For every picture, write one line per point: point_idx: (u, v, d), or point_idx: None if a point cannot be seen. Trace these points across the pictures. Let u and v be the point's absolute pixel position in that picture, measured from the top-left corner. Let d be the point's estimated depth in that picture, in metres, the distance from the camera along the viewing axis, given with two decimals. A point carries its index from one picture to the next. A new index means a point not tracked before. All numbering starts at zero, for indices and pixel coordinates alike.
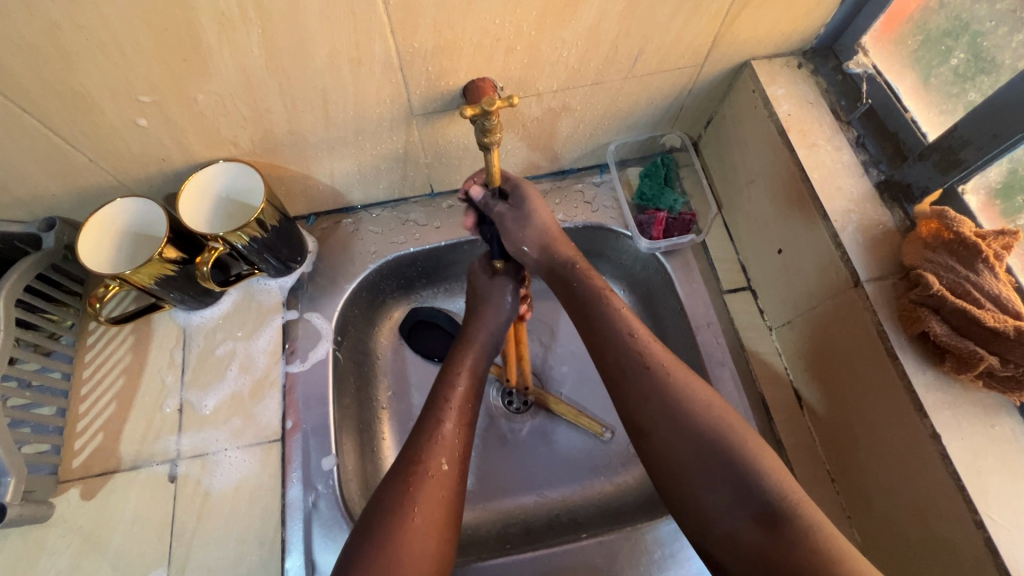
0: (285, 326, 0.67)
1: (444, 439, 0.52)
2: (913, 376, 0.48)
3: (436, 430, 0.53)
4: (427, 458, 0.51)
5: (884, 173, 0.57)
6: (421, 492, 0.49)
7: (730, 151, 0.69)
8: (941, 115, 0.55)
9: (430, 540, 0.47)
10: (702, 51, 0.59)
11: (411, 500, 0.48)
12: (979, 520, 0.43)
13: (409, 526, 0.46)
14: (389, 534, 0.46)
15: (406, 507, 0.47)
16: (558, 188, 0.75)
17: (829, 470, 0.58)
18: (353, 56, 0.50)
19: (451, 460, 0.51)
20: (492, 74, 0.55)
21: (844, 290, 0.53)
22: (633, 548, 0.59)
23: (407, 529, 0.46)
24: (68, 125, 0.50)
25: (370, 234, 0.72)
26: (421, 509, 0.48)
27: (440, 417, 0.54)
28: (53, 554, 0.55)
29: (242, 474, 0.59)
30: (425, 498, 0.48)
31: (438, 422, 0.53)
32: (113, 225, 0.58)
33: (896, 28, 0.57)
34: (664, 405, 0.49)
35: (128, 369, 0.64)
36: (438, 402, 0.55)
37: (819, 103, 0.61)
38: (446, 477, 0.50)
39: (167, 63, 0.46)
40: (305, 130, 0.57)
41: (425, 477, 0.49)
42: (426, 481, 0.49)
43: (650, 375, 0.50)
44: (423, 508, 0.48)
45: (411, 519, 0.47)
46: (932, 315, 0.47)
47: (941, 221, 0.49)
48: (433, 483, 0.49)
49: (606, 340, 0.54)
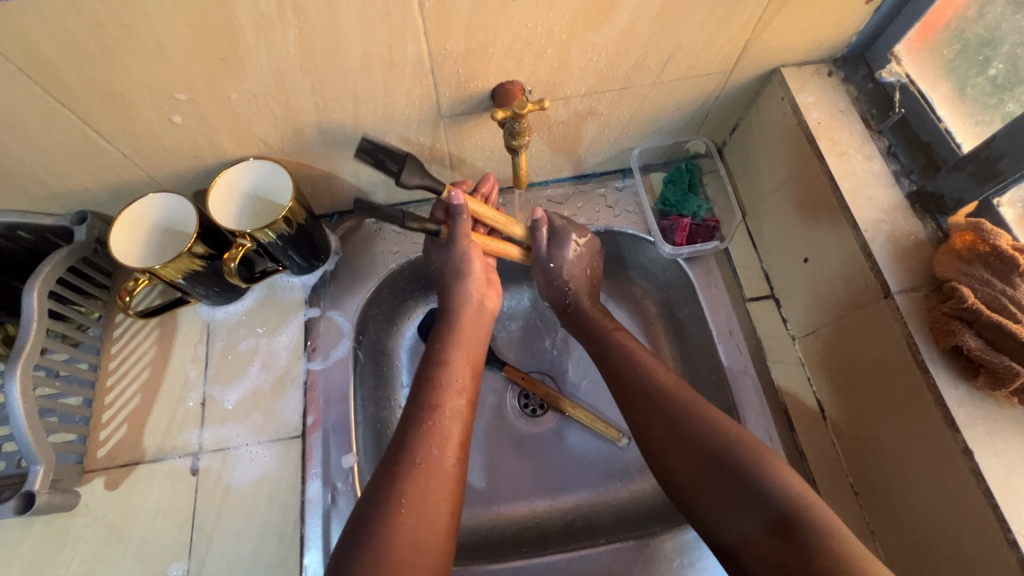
0: (308, 324, 0.67)
1: (434, 425, 0.53)
2: (944, 391, 0.47)
3: (430, 420, 0.53)
4: (415, 446, 0.51)
5: (916, 183, 0.56)
6: (410, 483, 0.49)
7: (755, 157, 0.68)
8: (976, 126, 0.54)
9: (424, 531, 0.47)
10: (732, 58, 0.58)
11: (401, 491, 0.48)
12: (1012, 540, 0.42)
13: (399, 516, 0.47)
14: (381, 523, 0.46)
15: (395, 497, 0.48)
16: (579, 192, 0.75)
17: (852, 483, 0.58)
18: (385, 57, 0.50)
19: (441, 445, 0.52)
20: (522, 77, 0.55)
21: (873, 300, 0.53)
22: (648, 556, 0.58)
23: (396, 522, 0.46)
24: (105, 120, 0.51)
25: (392, 234, 0.73)
26: (409, 498, 0.48)
27: (430, 403, 0.54)
28: (77, 542, 0.56)
29: (263, 469, 0.60)
30: (411, 487, 0.48)
31: (427, 406, 0.54)
32: (144, 220, 0.59)
33: (931, 37, 0.56)
34: (670, 419, 0.53)
35: (153, 362, 0.65)
36: (426, 389, 0.56)
37: (850, 112, 0.60)
38: (436, 463, 0.51)
39: (205, 62, 0.47)
40: (334, 129, 0.58)
41: (415, 468, 0.50)
42: (416, 471, 0.50)
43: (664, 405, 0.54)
44: (410, 501, 0.48)
45: (400, 510, 0.47)
46: (966, 328, 0.46)
47: (976, 234, 0.48)
48: (421, 472, 0.50)
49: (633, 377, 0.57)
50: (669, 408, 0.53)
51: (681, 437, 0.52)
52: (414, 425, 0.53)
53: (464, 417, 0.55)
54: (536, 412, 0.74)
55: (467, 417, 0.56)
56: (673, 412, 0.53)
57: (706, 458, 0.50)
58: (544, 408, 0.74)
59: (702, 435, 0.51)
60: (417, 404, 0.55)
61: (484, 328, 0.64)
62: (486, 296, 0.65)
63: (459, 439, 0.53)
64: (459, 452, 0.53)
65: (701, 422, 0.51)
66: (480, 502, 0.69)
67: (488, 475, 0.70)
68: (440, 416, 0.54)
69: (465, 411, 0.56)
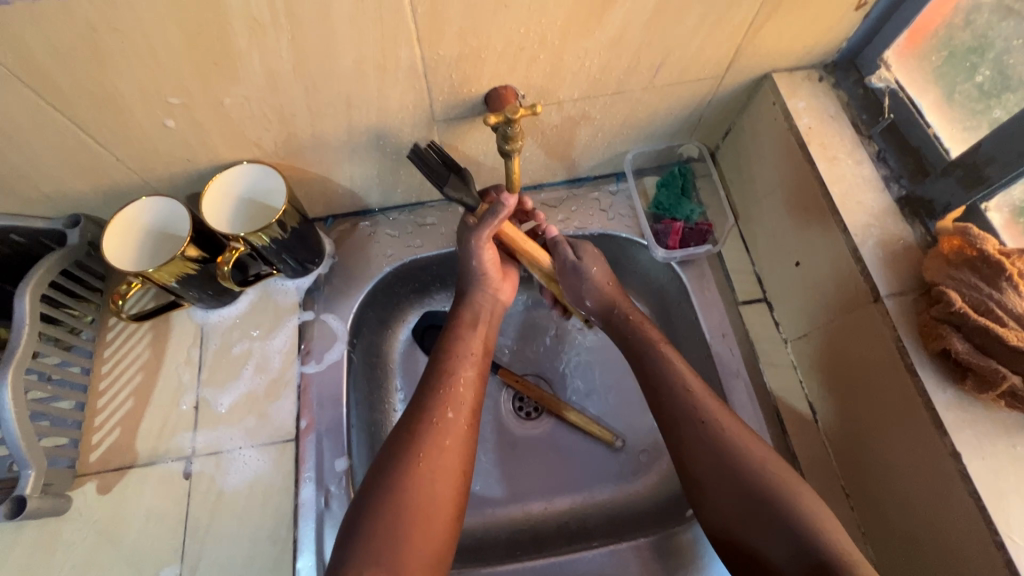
0: (302, 327, 0.67)
1: (449, 390, 0.55)
2: (933, 394, 0.47)
3: (444, 385, 0.55)
4: (431, 408, 0.54)
5: (905, 188, 0.56)
6: (426, 440, 0.51)
7: (748, 161, 0.69)
8: (964, 132, 0.54)
9: (437, 487, 0.50)
10: (724, 63, 0.59)
11: (417, 449, 0.51)
12: (999, 542, 0.42)
13: (414, 472, 0.49)
14: (395, 479, 0.49)
15: (411, 455, 0.50)
16: (573, 196, 0.75)
17: (844, 485, 0.58)
18: (379, 62, 0.50)
19: (455, 408, 0.54)
20: (515, 81, 0.56)
21: (863, 304, 0.53)
22: (641, 559, 0.58)
23: (411, 475, 0.49)
24: (98, 124, 0.51)
25: (387, 237, 0.73)
26: (424, 457, 0.50)
27: (444, 368, 0.57)
28: (69, 547, 0.56)
29: (256, 472, 0.60)
30: (425, 447, 0.51)
31: (442, 372, 0.56)
32: (136, 225, 0.59)
33: (919, 43, 0.57)
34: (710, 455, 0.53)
35: (146, 365, 0.65)
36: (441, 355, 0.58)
37: (840, 117, 0.60)
38: (450, 424, 0.53)
39: (198, 66, 0.47)
40: (328, 133, 0.58)
41: (430, 428, 0.52)
42: (430, 430, 0.52)
43: (716, 465, 0.52)
44: (425, 456, 0.50)
45: (415, 467, 0.50)
46: (954, 332, 0.46)
47: (964, 238, 0.48)
48: (436, 432, 0.52)
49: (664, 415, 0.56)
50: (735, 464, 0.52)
51: (738, 491, 0.51)
52: (428, 387, 0.55)
53: (478, 384, 0.57)
54: (530, 415, 0.74)
55: (480, 387, 0.58)
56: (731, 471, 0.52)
57: (754, 522, 0.50)
58: (538, 411, 0.74)
59: (759, 495, 0.50)
60: (432, 370, 0.57)
61: (500, 309, 0.65)
62: (502, 282, 0.65)
63: (472, 405, 0.55)
64: (472, 419, 0.55)
65: (756, 481, 0.50)
66: (474, 505, 0.69)
67: (483, 478, 0.70)
68: (455, 381, 0.56)
69: (480, 379, 0.58)
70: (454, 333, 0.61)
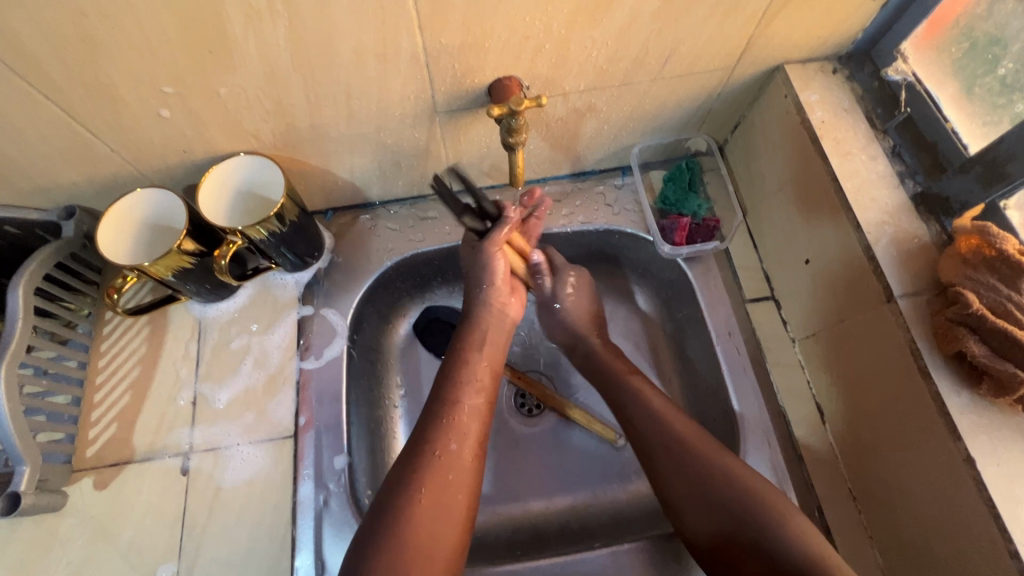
0: (301, 322, 0.66)
1: (453, 418, 0.54)
2: (947, 398, 0.46)
3: (448, 414, 0.54)
4: (434, 437, 0.52)
5: (921, 185, 0.55)
6: (429, 472, 0.50)
7: (758, 155, 0.67)
8: (984, 127, 0.52)
9: (438, 524, 0.48)
10: (735, 55, 0.57)
11: (419, 481, 0.49)
12: (1014, 551, 0.41)
13: (415, 507, 0.48)
14: (396, 512, 0.47)
15: (412, 488, 0.49)
16: (578, 189, 0.73)
17: (851, 488, 0.57)
18: (379, 51, 0.49)
19: (458, 440, 0.52)
20: (520, 72, 0.54)
21: (875, 304, 0.52)
22: (644, 561, 0.57)
23: (414, 510, 0.48)
24: (90, 114, 0.49)
25: (388, 231, 0.72)
26: (426, 490, 0.49)
27: (452, 397, 0.55)
28: (65, 543, 0.56)
29: (254, 470, 0.59)
30: (428, 481, 0.49)
31: (449, 402, 0.55)
32: (131, 217, 0.57)
33: (939, 34, 0.55)
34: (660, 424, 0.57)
35: (143, 360, 0.64)
36: (447, 382, 0.56)
37: (854, 110, 0.59)
38: (453, 457, 0.51)
39: (193, 54, 0.45)
40: (327, 125, 0.57)
41: (433, 459, 0.51)
42: (433, 461, 0.51)
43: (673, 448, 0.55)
44: (429, 490, 0.49)
45: (417, 502, 0.48)
46: (970, 334, 0.45)
47: (983, 237, 0.46)
48: (440, 465, 0.50)
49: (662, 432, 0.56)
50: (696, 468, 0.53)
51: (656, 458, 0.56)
52: (431, 415, 0.54)
53: (484, 414, 0.56)
54: (532, 412, 0.73)
55: (485, 415, 0.56)
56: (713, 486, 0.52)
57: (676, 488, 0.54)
58: (540, 408, 0.73)
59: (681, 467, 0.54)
60: (436, 398, 0.55)
61: (504, 333, 0.63)
62: (509, 302, 0.64)
63: (476, 435, 0.54)
64: (478, 449, 0.53)
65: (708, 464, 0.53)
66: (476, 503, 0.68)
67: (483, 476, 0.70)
68: (460, 411, 0.54)
69: (484, 409, 0.56)
70: (458, 357, 0.59)
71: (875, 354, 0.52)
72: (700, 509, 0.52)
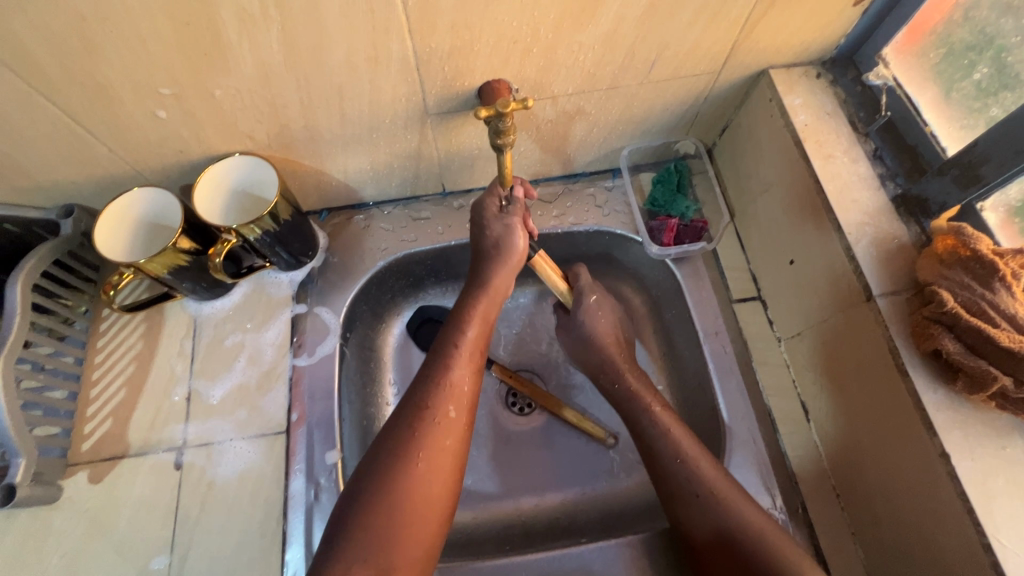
0: (295, 320, 0.67)
1: (453, 386, 0.54)
2: (923, 395, 0.47)
3: (448, 381, 0.54)
4: (435, 402, 0.52)
5: (901, 187, 0.56)
6: (429, 438, 0.50)
7: (744, 158, 0.68)
8: (962, 130, 0.54)
9: (433, 486, 0.49)
10: (720, 59, 0.58)
11: (417, 448, 0.49)
12: (986, 544, 0.42)
13: (414, 470, 0.48)
14: (393, 476, 0.48)
15: (411, 451, 0.49)
16: (569, 191, 0.75)
17: (834, 485, 0.58)
18: (370, 55, 0.50)
19: (457, 407, 0.53)
20: (509, 75, 0.55)
21: (856, 303, 0.53)
22: (629, 556, 0.58)
23: (412, 475, 0.48)
24: (89, 114, 0.51)
25: (381, 231, 0.73)
26: (425, 455, 0.49)
27: (450, 362, 0.55)
28: (60, 535, 0.56)
29: (247, 464, 0.60)
30: (427, 446, 0.50)
31: (448, 367, 0.55)
32: (128, 215, 0.59)
33: (918, 40, 0.56)
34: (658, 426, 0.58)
35: (139, 356, 0.65)
36: (447, 348, 0.56)
37: (837, 114, 0.60)
38: (452, 423, 0.52)
39: (188, 57, 0.47)
40: (320, 126, 0.58)
41: (433, 424, 0.51)
42: (433, 427, 0.51)
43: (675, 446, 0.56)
44: (427, 455, 0.49)
45: (415, 465, 0.49)
46: (946, 332, 0.46)
47: (958, 238, 0.47)
48: (439, 431, 0.51)
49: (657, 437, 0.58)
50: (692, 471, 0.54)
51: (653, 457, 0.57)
52: (428, 380, 0.54)
53: (476, 381, 0.56)
54: (523, 411, 0.74)
55: (479, 382, 0.57)
56: (711, 493, 0.53)
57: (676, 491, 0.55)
58: (531, 406, 0.74)
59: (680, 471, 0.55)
60: (435, 361, 0.55)
61: (502, 306, 0.62)
62: (510, 277, 0.63)
63: (471, 405, 0.54)
64: (469, 416, 0.54)
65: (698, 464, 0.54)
66: (466, 500, 0.69)
67: (473, 473, 0.70)
68: (458, 378, 0.54)
69: (477, 375, 0.56)
70: (459, 324, 0.58)
71: (856, 351, 0.53)
72: (704, 530, 0.52)
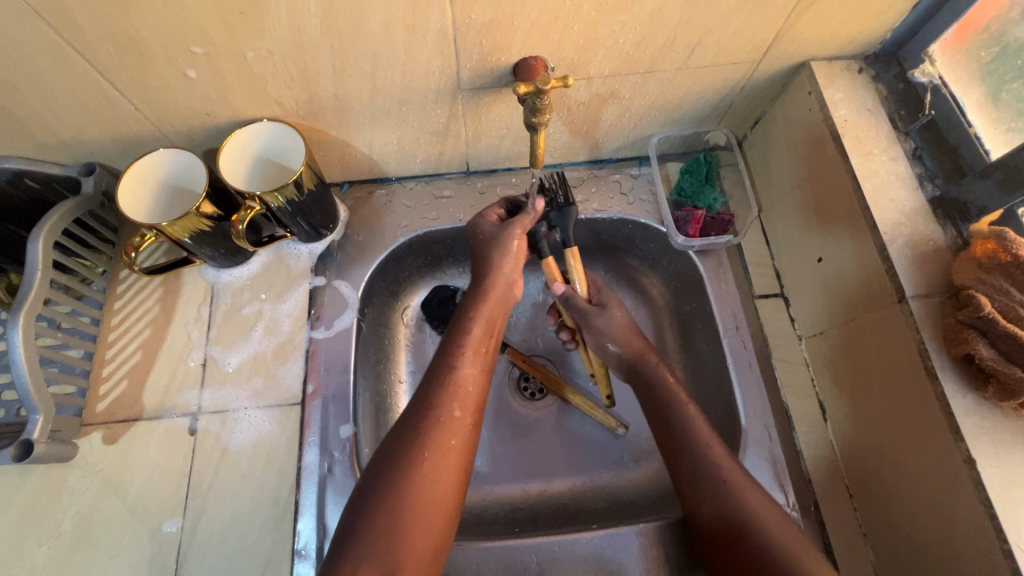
0: (312, 292, 0.67)
1: (457, 387, 0.53)
2: (953, 399, 0.46)
3: (453, 381, 0.54)
4: (438, 404, 0.52)
5: (939, 189, 0.55)
6: (432, 437, 0.50)
7: (776, 152, 0.67)
8: (1008, 133, 0.53)
9: (440, 488, 0.48)
10: (761, 48, 0.57)
11: (422, 445, 0.49)
12: (1007, 550, 0.42)
13: (420, 470, 0.48)
14: (399, 476, 0.48)
15: (417, 450, 0.49)
16: (594, 177, 0.74)
17: (847, 486, 0.58)
18: (408, 23, 0.49)
19: (463, 407, 0.53)
20: (546, 53, 0.54)
21: (886, 304, 0.52)
22: (642, 545, 0.58)
23: (417, 473, 0.48)
24: (117, 70, 0.50)
25: (403, 208, 0.72)
26: (430, 454, 0.49)
27: (455, 364, 0.55)
28: (74, 493, 0.57)
29: (261, 433, 0.60)
30: (432, 444, 0.50)
31: (452, 367, 0.55)
32: (152, 174, 0.58)
33: (967, 38, 0.55)
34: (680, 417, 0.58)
35: (155, 320, 0.65)
36: (451, 351, 0.56)
37: (877, 111, 0.59)
38: (457, 424, 0.52)
39: (224, 15, 0.45)
40: (351, 95, 0.57)
41: (438, 426, 0.51)
42: (438, 426, 0.51)
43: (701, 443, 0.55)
44: (432, 454, 0.49)
45: (422, 464, 0.48)
46: (980, 337, 0.45)
47: (999, 242, 0.47)
48: (443, 430, 0.51)
49: (692, 438, 0.56)
50: (702, 470, 0.54)
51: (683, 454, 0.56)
52: (437, 381, 0.54)
53: (482, 382, 0.56)
54: (535, 396, 0.74)
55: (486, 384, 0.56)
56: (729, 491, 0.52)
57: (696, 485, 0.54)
58: (543, 392, 0.74)
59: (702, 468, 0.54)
60: (439, 363, 0.55)
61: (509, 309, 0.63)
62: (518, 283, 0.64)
63: (477, 403, 0.54)
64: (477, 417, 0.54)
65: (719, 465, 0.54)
66: (474, 482, 0.69)
67: (481, 453, 0.71)
68: (462, 379, 0.54)
69: (484, 376, 0.56)
70: (462, 324, 0.58)
71: (881, 352, 0.53)
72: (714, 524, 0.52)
